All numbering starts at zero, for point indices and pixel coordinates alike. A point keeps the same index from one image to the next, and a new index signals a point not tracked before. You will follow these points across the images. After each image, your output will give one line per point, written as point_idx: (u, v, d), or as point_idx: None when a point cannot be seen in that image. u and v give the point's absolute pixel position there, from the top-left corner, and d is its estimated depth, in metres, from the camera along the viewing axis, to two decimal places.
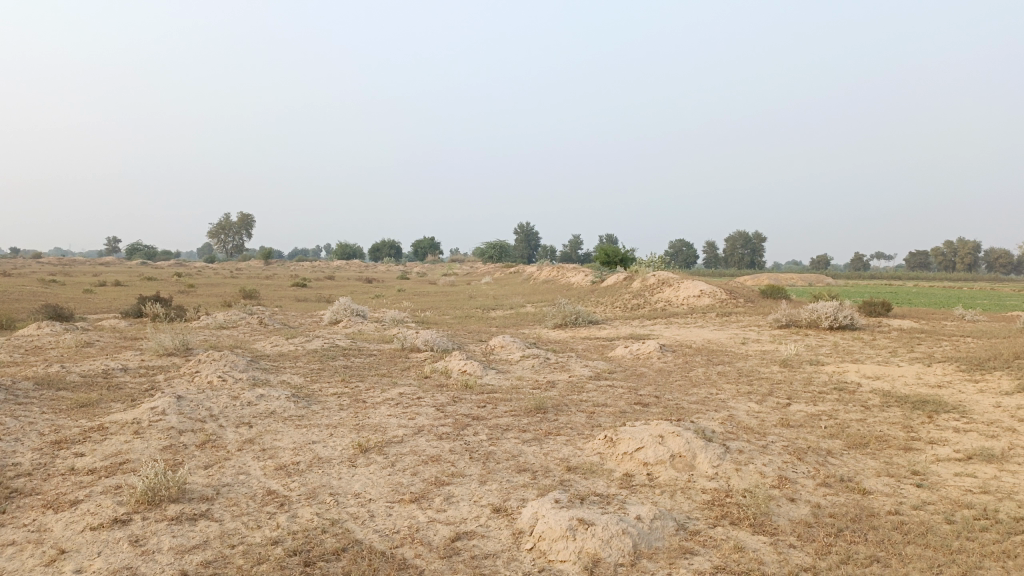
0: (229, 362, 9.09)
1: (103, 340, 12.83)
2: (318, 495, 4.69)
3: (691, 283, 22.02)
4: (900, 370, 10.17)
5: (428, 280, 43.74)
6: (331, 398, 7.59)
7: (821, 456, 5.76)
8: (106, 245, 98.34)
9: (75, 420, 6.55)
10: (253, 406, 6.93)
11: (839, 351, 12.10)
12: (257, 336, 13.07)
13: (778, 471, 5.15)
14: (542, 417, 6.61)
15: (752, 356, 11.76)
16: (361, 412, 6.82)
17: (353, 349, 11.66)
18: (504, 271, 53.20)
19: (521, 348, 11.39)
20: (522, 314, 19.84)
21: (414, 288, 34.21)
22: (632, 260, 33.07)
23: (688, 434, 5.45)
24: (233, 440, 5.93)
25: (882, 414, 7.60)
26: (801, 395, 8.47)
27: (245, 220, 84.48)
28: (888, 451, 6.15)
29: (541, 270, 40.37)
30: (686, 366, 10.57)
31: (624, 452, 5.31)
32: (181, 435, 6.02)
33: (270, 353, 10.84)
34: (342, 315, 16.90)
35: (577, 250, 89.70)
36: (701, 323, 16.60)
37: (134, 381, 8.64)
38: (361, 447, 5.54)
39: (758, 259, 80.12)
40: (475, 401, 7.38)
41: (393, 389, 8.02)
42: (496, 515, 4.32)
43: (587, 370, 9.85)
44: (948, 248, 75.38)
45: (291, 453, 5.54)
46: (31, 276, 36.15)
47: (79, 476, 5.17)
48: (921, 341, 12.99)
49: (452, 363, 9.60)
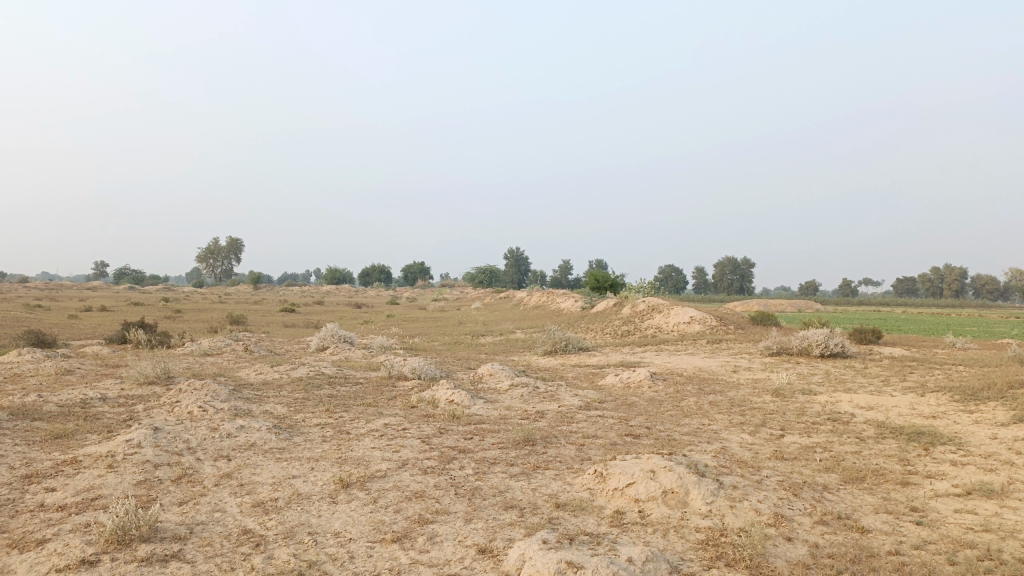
0: (211, 391, 8.88)
1: (83, 367, 12.57)
2: (297, 535, 4.50)
3: (681, 309, 21.94)
4: (893, 399, 10.05)
5: (418, 306, 43.56)
6: (314, 429, 7.39)
7: (817, 492, 5.61)
8: (94, 269, 97.70)
9: (48, 452, 6.33)
10: (233, 438, 6.73)
11: (831, 380, 11.99)
12: (241, 364, 12.84)
13: (774, 509, 4.99)
14: (530, 450, 6.44)
15: (743, 385, 11.63)
16: (344, 444, 6.62)
17: (339, 377, 11.45)
18: (494, 296, 53.09)
19: (510, 376, 11.22)
20: (511, 341, 19.68)
21: (403, 313, 33.97)
22: (622, 286, 33.02)
23: (680, 469, 5.29)
24: (210, 475, 5.72)
25: (877, 446, 7.47)
26: (794, 426, 8.32)
27: (234, 245, 84.16)
28: (885, 485, 6.01)
29: (531, 295, 40.28)
30: (678, 395, 10.42)
31: (614, 488, 5.15)
32: (157, 469, 5.81)
33: (254, 382, 10.62)
34: (329, 341, 16.68)
35: (568, 275, 89.73)
36: (692, 351, 16.47)
37: (112, 410, 8.41)
38: (343, 482, 5.35)
39: (747, 285, 80.36)
40: (462, 432, 7.20)
41: (378, 420, 7.83)
42: (482, 556, 4.14)
43: (577, 399, 9.68)
44: (935, 275, 75.79)
45: (270, 488, 5.34)
46: (16, 300, 35.75)
47: (48, 512, 4.95)
48: (913, 370, 12.89)
49: (439, 392, 9.41)
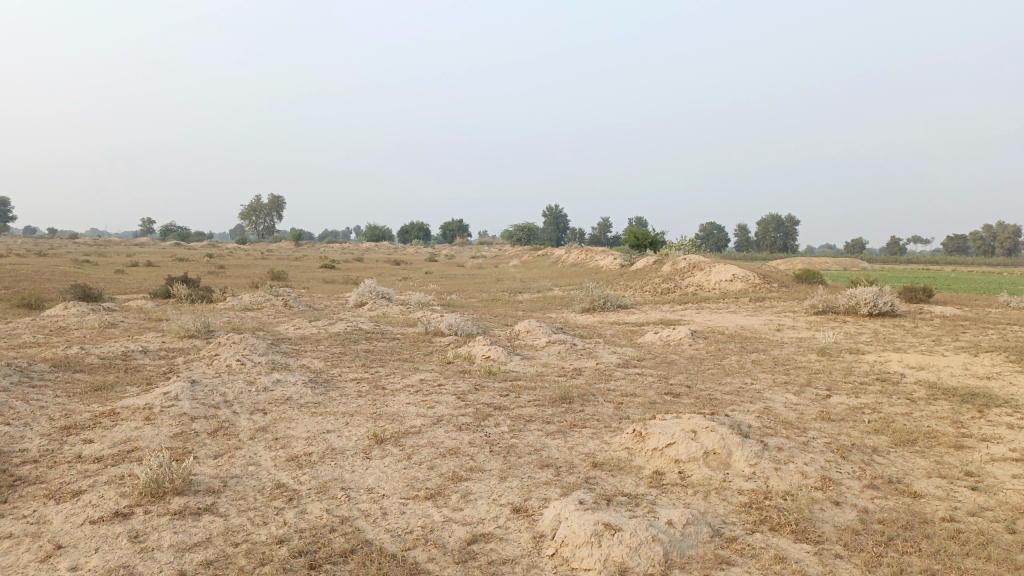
0: (249, 345, 8.91)
1: (127, 321, 12.77)
2: (329, 490, 4.44)
3: (723, 267, 21.50)
4: (945, 359, 9.67)
5: (457, 263, 43.57)
6: (349, 384, 7.34)
7: (867, 455, 5.38)
8: (140, 226, 99.44)
9: (87, 404, 6.38)
10: (269, 392, 6.71)
11: (880, 339, 11.61)
12: (280, 319, 12.92)
13: (821, 472, 4.78)
14: (567, 408, 6.30)
15: (787, 343, 11.32)
16: (379, 400, 6.56)
17: (376, 332, 11.44)
18: (532, 253, 52.89)
19: (547, 333, 11.08)
20: (549, 298, 19.52)
21: (442, 270, 33.96)
22: (662, 243, 32.53)
23: (723, 429, 5.10)
24: (245, 428, 5.70)
25: (928, 408, 7.17)
26: (841, 387, 8.05)
27: (276, 202, 84.99)
28: (938, 449, 5.74)
29: (570, 253, 39.96)
30: (719, 353, 10.18)
31: (654, 448, 4.99)
32: (193, 422, 5.82)
33: (292, 336, 10.66)
34: (367, 297, 16.69)
35: (606, 233, 88.89)
36: (734, 309, 16.15)
37: (152, 363, 8.49)
38: (377, 437, 5.28)
39: (791, 243, 78.78)
40: (498, 389, 7.09)
41: (414, 376, 7.76)
42: (517, 516, 4.03)
43: (615, 357, 9.51)
44: (987, 232, 73.40)
45: (304, 443, 5.30)
46: (66, 255, 36.57)
47: (85, 464, 4.98)
48: (966, 329, 12.43)
49: (476, 349, 9.31)
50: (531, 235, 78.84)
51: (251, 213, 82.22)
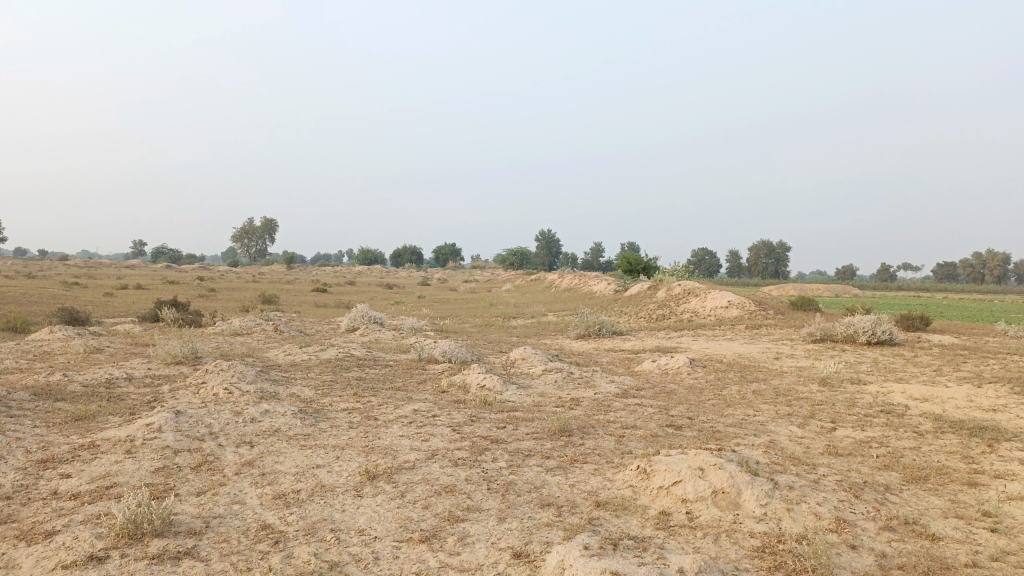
0: (237, 372, 8.65)
1: (113, 346, 12.48)
2: (318, 532, 4.19)
3: (718, 293, 21.37)
4: (949, 390, 9.49)
5: (449, 287, 43.30)
6: (340, 415, 7.10)
7: (879, 493, 5.16)
8: (131, 248, 98.96)
9: (66, 436, 6.12)
10: (257, 423, 6.46)
11: (880, 368, 11.43)
12: (271, 344, 12.66)
13: (835, 513, 4.57)
14: (567, 441, 6.07)
15: (787, 373, 11.12)
16: (371, 432, 6.31)
17: (368, 359, 11.19)
18: (525, 277, 52.74)
19: (543, 361, 10.86)
20: (543, 323, 19.30)
21: (434, 294, 33.77)
22: (656, 268, 32.43)
23: (731, 467, 4.89)
24: (231, 463, 5.45)
25: (937, 442, 6.97)
26: (846, 419, 7.84)
27: (268, 224, 84.77)
28: (951, 486, 5.53)
29: (563, 278, 39.83)
30: (719, 383, 9.97)
31: (659, 486, 4.77)
32: (176, 456, 5.57)
33: (282, 363, 10.39)
34: (360, 322, 16.44)
35: (599, 257, 89.01)
36: (730, 336, 15.97)
37: (137, 391, 8.23)
38: (369, 473, 5.04)
39: (783, 269, 78.95)
40: (494, 421, 6.86)
41: (407, 405, 7.52)
42: (518, 561, 3.80)
43: (613, 386, 9.29)
44: (977, 259, 73.81)
45: (292, 479, 5.05)
46: (54, 277, 36.13)
47: (60, 501, 4.71)
48: (966, 359, 12.27)
49: (471, 377, 9.07)
50: (524, 260, 78.81)
51: (243, 236, 81.99)
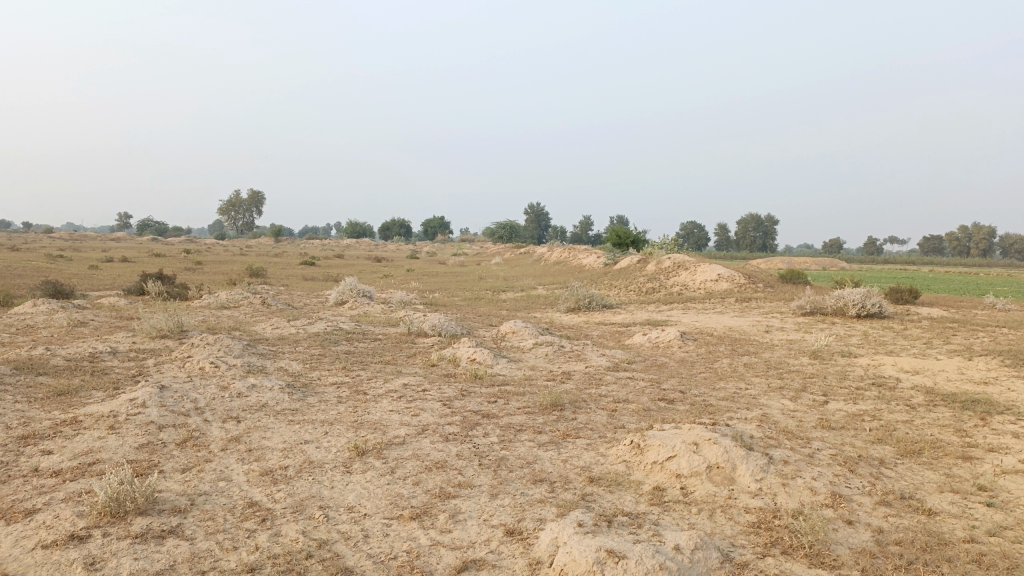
0: (223, 346, 8.52)
1: (98, 320, 12.30)
2: (306, 509, 4.10)
3: (708, 266, 21.32)
4: (940, 364, 9.47)
5: (438, 261, 43.23)
6: (329, 389, 6.99)
7: (874, 467, 5.12)
8: (117, 221, 98.18)
9: (48, 412, 5.98)
10: (243, 398, 6.34)
11: (871, 342, 11.41)
12: (258, 318, 12.50)
13: (831, 488, 4.51)
14: (558, 416, 5.99)
15: (778, 346, 11.10)
16: (361, 407, 6.22)
17: (357, 332, 11.08)
18: (514, 251, 52.63)
19: (534, 334, 10.78)
20: (533, 297, 19.20)
21: (423, 268, 33.73)
22: (645, 241, 32.35)
23: (726, 441, 4.82)
24: (217, 438, 5.35)
25: (930, 415, 6.94)
26: (838, 392, 7.82)
27: (256, 196, 84.05)
28: (945, 460, 5.50)
29: (552, 251, 39.70)
30: (710, 356, 9.92)
31: (653, 462, 4.70)
32: (161, 431, 5.46)
33: (269, 337, 10.25)
34: (348, 295, 16.30)
35: (588, 230, 88.94)
36: (721, 309, 15.93)
37: (121, 366, 8.08)
38: (358, 449, 4.94)
39: (771, 243, 79.12)
40: (485, 395, 6.78)
41: (397, 380, 7.42)
42: (510, 539, 3.73)
43: (604, 359, 9.23)
44: (964, 233, 74.19)
45: (280, 455, 4.95)
46: (38, 250, 35.68)
47: (42, 479, 4.60)
48: (956, 331, 12.27)
49: (461, 350, 8.98)
50: (513, 233, 78.54)
51: (230, 209, 81.27)
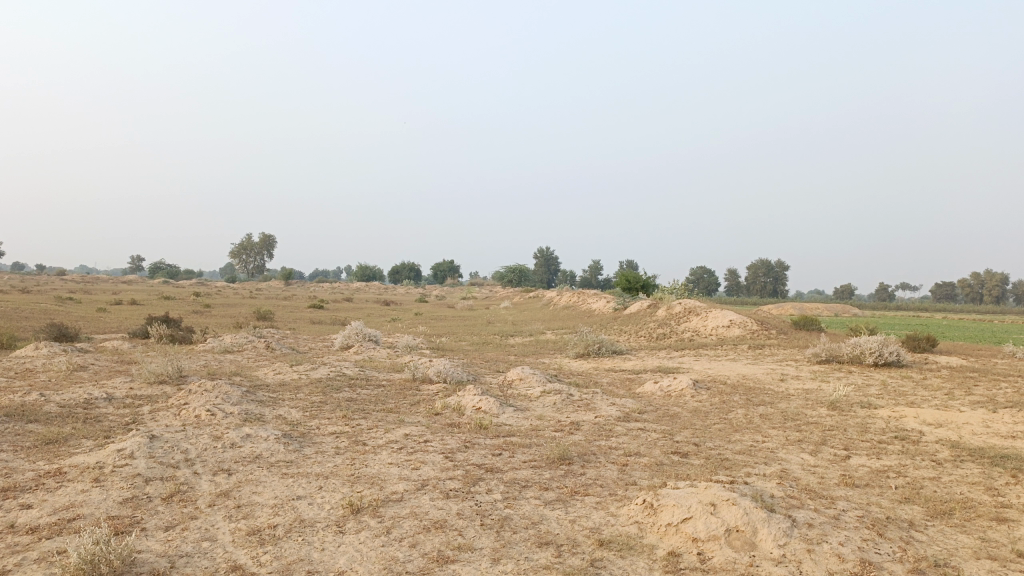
0: (221, 393, 8.26)
1: (98, 364, 12.09)
2: (293, 575, 3.79)
3: (719, 312, 21.00)
4: (964, 416, 9.09)
5: (447, 304, 43.06)
6: (327, 439, 6.70)
7: (904, 530, 4.77)
8: (130, 263, 98.94)
9: (33, 462, 5.73)
10: (236, 449, 6.07)
11: (890, 392, 11.05)
12: (261, 362, 12.27)
13: (860, 554, 4.17)
14: (566, 471, 5.68)
15: (794, 396, 10.74)
16: (359, 459, 5.93)
17: (361, 379, 10.80)
18: (523, 295, 52.48)
19: (542, 382, 10.49)
20: (541, 342, 18.90)
21: (432, 311, 33.49)
22: (655, 286, 32.08)
23: (745, 502, 4.51)
24: (206, 493, 5.08)
25: (958, 472, 6.57)
26: (859, 446, 7.47)
27: (266, 239, 84.67)
28: (979, 522, 5.13)
29: (561, 295, 39.48)
30: (724, 406, 9.59)
31: (667, 524, 4.39)
32: (147, 485, 5.19)
33: (271, 383, 10.00)
34: (354, 340, 16.07)
35: (598, 274, 88.85)
36: (733, 357, 15.59)
37: (116, 412, 7.84)
38: (353, 507, 4.66)
39: (781, 289, 78.71)
40: (490, 447, 6.47)
41: (398, 430, 7.13)
42: None
43: (614, 409, 8.92)
44: (975, 280, 73.65)
45: (270, 512, 4.67)
46: (46, 292, 35.69)
47: (17, 535, 4.32)
48: (978, 381, 11.88)
49: (466, 398, 8.69)
50: (522, 277, 78.51)
51: (241, 252, 81.67)
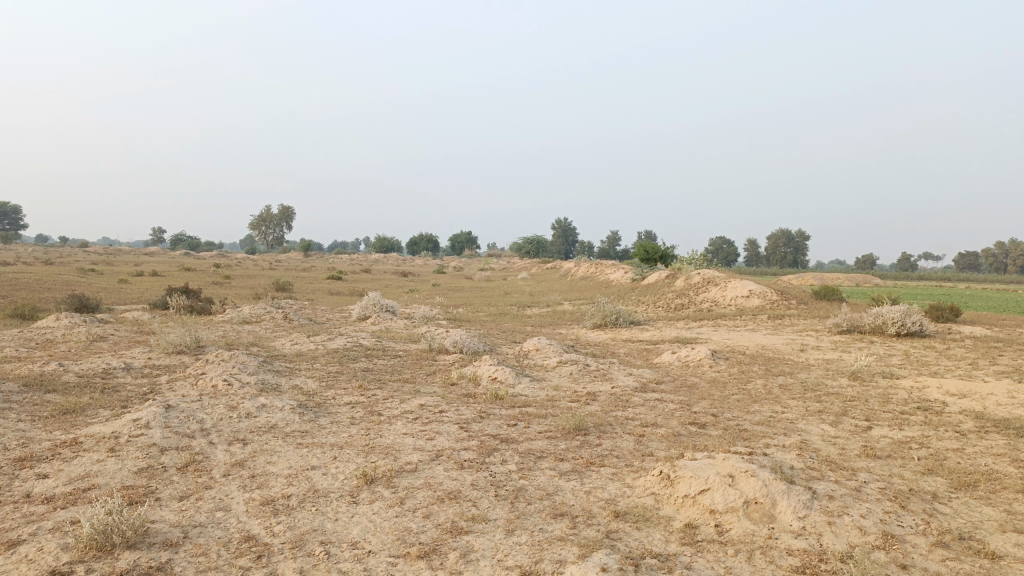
0: (238, 363, 8.28)
1: (118, 334, 12.19)
2: (305, 545, 3.77)
3: (739, 282, 20.79)
4: (988, 386, 8.92)
5: (465, 275, 42.95)
6: (342, 409, 6.69)
7: (927, 502, 4.67)
8: (152, 235, 99.83)
9: (49, 432, 5.75)
10: (251, 419, 6.06)
11: (913, 362, 10.88)
12: (278, 333, 12.29)
13: (882, 528, 4.08)
14: (582, 441, 5.62)
15: (814, 366, 10.60)
16: (374, 429, 5.90)
17: (377, 349, 10.79)
18: (541, 266, 52.40)
19: (559, 352, 10.42)
20: (559, 313, 18.82)
21: (449, 282, 33.45)
22: (674, 256, 31.82)
23: (764, 474, 4.42)
24: (221, 463, 5.07)
25: (983, 443, 6.44)
26: (881, 417, 7.34)
27: (285, 211, 84.87)
28: (1004, 494, 5.01)
29: (579, 265, 39.29)
30: (743, 376, 9.49)
31: (684, 495, 4.32)
32: (162, 455, 5.19)
33: (287, 353, 10.01)
34: (371, 310, 16.07)
35: (616, 245, 88.41)
36: (753, 327, 15.44)
37: (133, 383, 7.88)
38: (367, 477, 4.63)
39: (801, 259, 77.99)
40: (505, 417, 6.43)
41: (414, 400, 7.10)
42: None
43: (631, 379, 8.84)
44: (1000, 249, 72.53)
45: (284, 482, 4.65)
46: (68, 264, 36.05)
47: (32, 505, 4.33)
48: (1002, 351, 11.68)
49: (482, 369, 8.65)
50: (540, 248, 78.30)
51: (260, 224, 81.97)
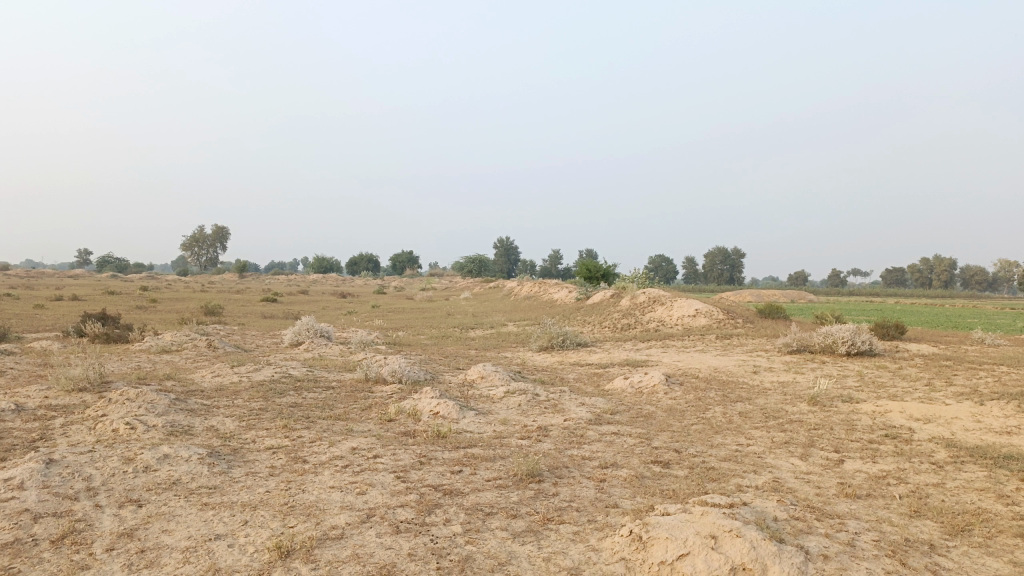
0: (145, 402, 7.34)
1: (18, 368, 10.96)
2: None
3: (685, 301, 20.49)
4: (952, 409, 8.58)
5: (406, 296, 42.01)
6: (261, 457, 5.86)
7: (928, 556, 4.13)
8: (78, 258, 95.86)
9: None
10: (151, 474, 5.19)
11: (869, 384, 10.54)
12: (199, 364, 11.26)
13: None
14: (536, 491, 4.94)
15: (771, 390, 10.16)
16: (296, 482, 5.10)
17: (308, 380, 9.92)
18: (483, 285, 51.69)
19: (505, 381, 9.73)
20: (503, 335, 18.17)
21: (388, 303, 32.58)
22: (616, 275, 31.58)
23: (751, 532, 3.82)
24: (107, 533, 4.22)
25: (963, 476, 6.00)
26: (851, 448, 6.87)
27: (219, 231, 82.21)
28: (1005, 540, 4.52)
29: (522, 285, 38.81)
30: (701, 403, 8.96)
31: (661, 562, 3.69)
32: (35, 524, 4.30)
33: (207, 388, 9.05)
34: (305, 336, 15.09)
35: (556, 264, 88.56)
36: (702, 348, 15.03)
37: (23, 427, 6.87)
38: (282, 549, 3.86)
39: (737, 275, 79.40)
40: (449, 462, 5.70)
41: (345, 442, 6.31)
42: None
43: (584, 410, 8.20)
44: (925, 266, 75.12)
45: (179, 559, 3.83)
46: None
47: None
48: (955, 370, 11.48)
49: (422, 402, 7.89)
50: (481, 268, 77.62)
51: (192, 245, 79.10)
